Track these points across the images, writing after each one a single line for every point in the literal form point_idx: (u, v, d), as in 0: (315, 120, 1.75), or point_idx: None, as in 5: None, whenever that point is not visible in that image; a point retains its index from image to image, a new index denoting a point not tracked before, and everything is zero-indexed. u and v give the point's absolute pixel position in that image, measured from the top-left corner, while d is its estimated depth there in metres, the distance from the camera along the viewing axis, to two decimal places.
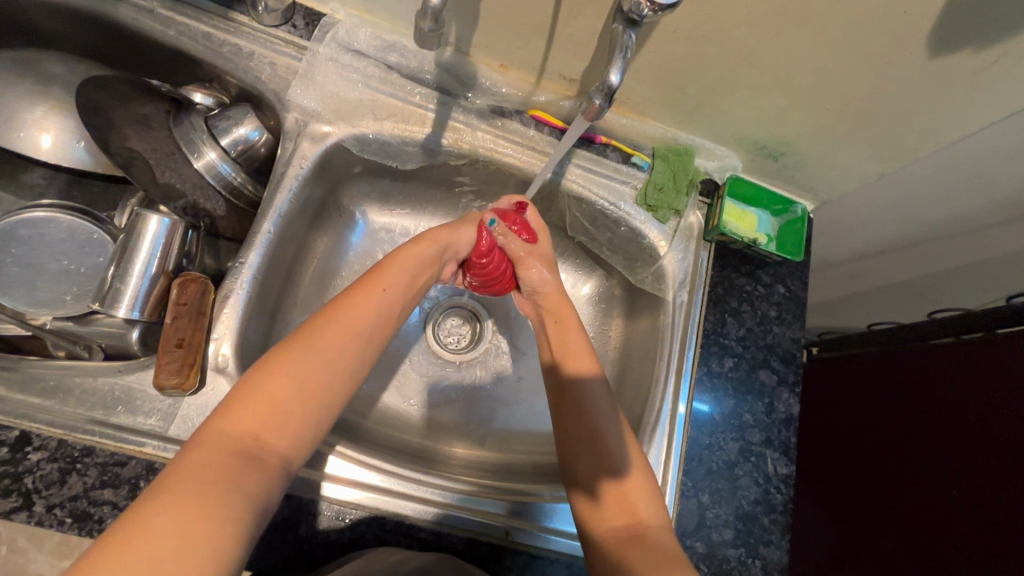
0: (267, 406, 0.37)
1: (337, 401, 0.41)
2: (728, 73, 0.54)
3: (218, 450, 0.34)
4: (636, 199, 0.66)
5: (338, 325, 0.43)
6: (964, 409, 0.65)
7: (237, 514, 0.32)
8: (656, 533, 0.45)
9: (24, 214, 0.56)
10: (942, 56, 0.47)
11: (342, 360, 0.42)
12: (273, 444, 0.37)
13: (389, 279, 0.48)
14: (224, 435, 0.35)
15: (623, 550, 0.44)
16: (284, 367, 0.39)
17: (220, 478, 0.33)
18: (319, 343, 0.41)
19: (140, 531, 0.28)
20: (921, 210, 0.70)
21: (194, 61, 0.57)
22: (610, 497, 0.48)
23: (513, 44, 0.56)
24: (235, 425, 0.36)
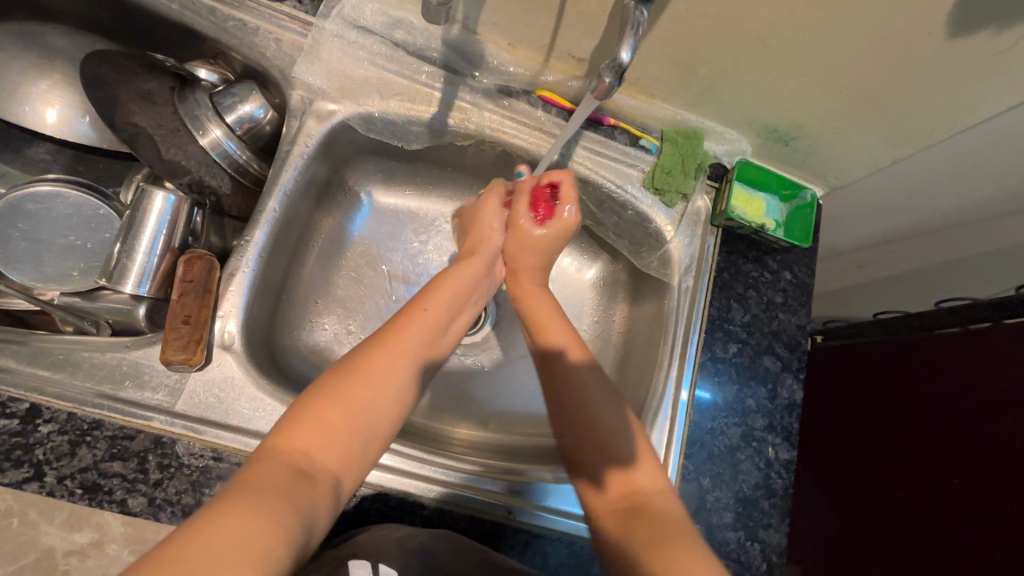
0: (318, 426, 0.40)
1: (385, 422, 0.43)
2: (740, 54, 0.53)
3: (274, 467, 0.37)
4: (643, 182, 0.65)
5: (383, 353, 0.46)
6: (971, 399, 0.65)
7: (292, 523, 0.33)
8: (658, 500, 0.45)
9: (30, 187, 0.55)
10: (961, 36, 0.46)
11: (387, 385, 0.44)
12: (324, 463, 0.39)
13: (429, 306, 0.51)
14: (280, 454, 0.38)
15: (625, 523, 0.44)
16: (332, 391, 0.42)
17: (279, 490, 0.35)
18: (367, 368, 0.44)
19: (196, 526, 0.30)
20: (932, 197, 0.69)
21: (199, 36, 0.57)
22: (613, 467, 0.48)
23: (521, 22, 0.55)
24: (288, 443, 0.38)
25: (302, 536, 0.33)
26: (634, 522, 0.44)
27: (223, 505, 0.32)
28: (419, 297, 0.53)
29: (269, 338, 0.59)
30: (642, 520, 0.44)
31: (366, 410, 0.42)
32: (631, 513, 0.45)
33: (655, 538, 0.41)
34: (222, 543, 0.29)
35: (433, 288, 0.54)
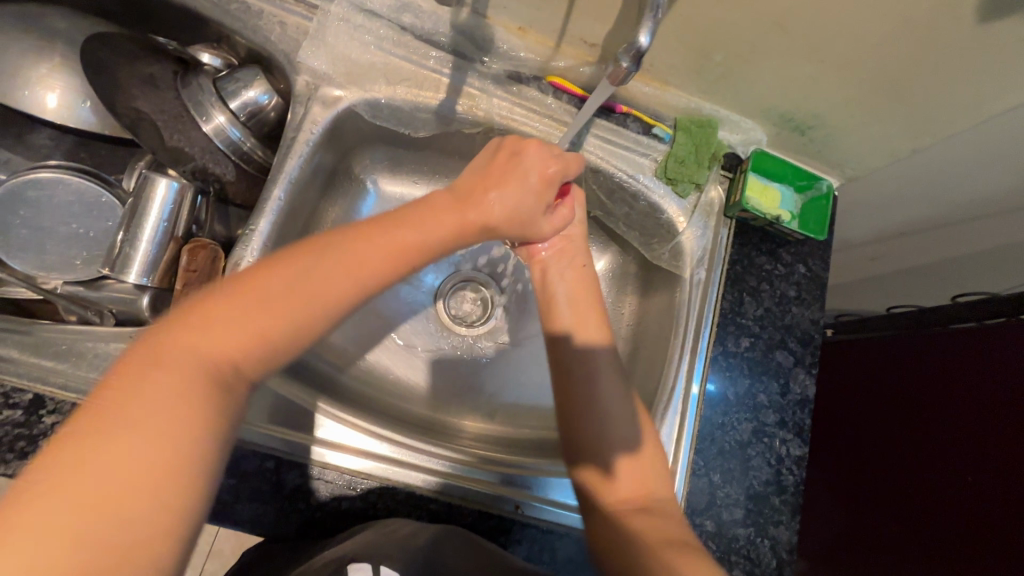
0: (231, 339, 0.35)
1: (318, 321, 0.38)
2: (759, 39, 0.51)
3: (185, 366, 0.32)
4: (656, 172, 0.64)
5: (344, 257, 0.38)
6: (986, 395, 0.64)
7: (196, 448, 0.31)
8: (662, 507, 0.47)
9: (31, 174, 0.54)
10: (990, 22, 0.44)
11: (341, 297, 0.38)
12: (235, 371, 0.34)
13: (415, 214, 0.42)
14: (195, 348, 0.33)
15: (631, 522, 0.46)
16: (272, 292, 0.36)
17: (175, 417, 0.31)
18: (319, 273, 0.37)
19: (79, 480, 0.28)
20: (952, 189, 0.68)
21: (202, 19, 0.56)
22: (625, 467, 0.49)
23: (532, 5, 0.53)
24: (207, 338, 0.34)
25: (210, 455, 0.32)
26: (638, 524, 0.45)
27: (119, 418, 0.29)
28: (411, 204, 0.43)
29: None
30: (647, 525, 0.45)
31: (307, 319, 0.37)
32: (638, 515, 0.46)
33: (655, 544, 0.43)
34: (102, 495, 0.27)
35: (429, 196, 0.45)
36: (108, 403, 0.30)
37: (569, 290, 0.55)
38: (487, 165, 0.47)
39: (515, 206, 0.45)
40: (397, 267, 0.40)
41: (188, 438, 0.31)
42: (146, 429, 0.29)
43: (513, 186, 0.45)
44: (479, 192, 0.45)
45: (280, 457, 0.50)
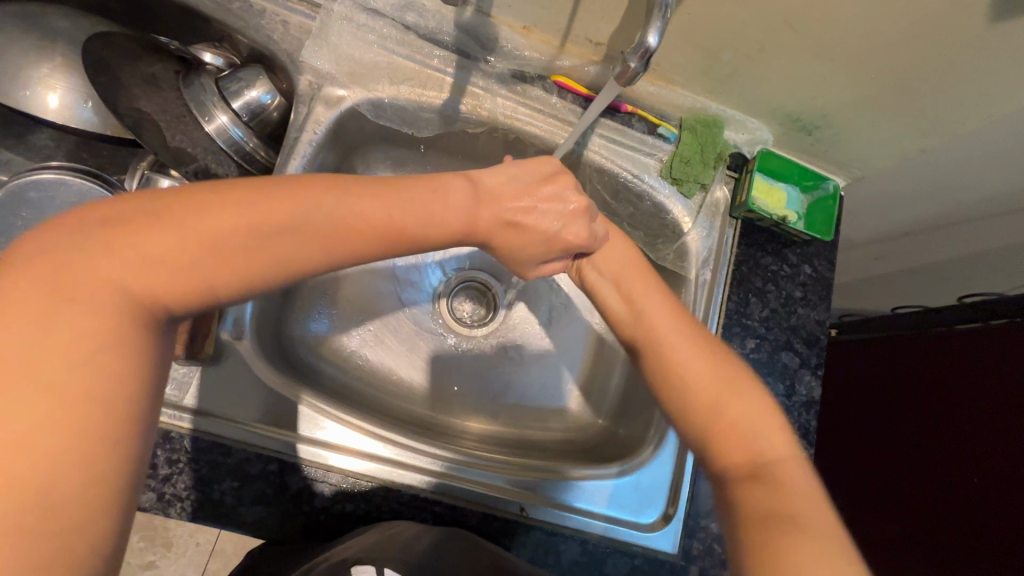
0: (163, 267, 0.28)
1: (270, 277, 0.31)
2: (767, 38, 0.50)
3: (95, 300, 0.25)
4: (661, 172, 0.63)
5: (306, 195, 0.32)
6: (994, 396, 0.63)
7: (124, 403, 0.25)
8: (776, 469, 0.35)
9: (34, 175, 0.54)
10: (1003, 22, 0.44)
11: (301, 242, 0.32)
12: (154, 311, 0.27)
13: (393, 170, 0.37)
14: (102, 277, 0.26)
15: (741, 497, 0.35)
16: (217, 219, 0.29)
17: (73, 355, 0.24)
18: (274, 208, 0.31)
19: None
20: (960, 189, 0.67)
21: (204, 18, 0.55)
22: (722, 434, 0.38)
23: (537, 4, 0.53)
24: (126, 268, 0.27)
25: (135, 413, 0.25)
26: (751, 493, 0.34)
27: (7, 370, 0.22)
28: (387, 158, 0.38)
29: (275, 331, 0.58)
30: (760, 497, 0.34)
31: (255, 261, 0.30)
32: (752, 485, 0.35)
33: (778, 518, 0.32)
34: None
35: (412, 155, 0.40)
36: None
37: (613, 277, 0.50)
38: (526, 188, 0.46)
39: (519, 245, 0.46)
40: (371, 220, 0.34)
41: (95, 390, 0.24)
42: (52, 383, 0.23)
43: (524, 232, 0.46)
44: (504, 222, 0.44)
45: (283, 459, 0.49)
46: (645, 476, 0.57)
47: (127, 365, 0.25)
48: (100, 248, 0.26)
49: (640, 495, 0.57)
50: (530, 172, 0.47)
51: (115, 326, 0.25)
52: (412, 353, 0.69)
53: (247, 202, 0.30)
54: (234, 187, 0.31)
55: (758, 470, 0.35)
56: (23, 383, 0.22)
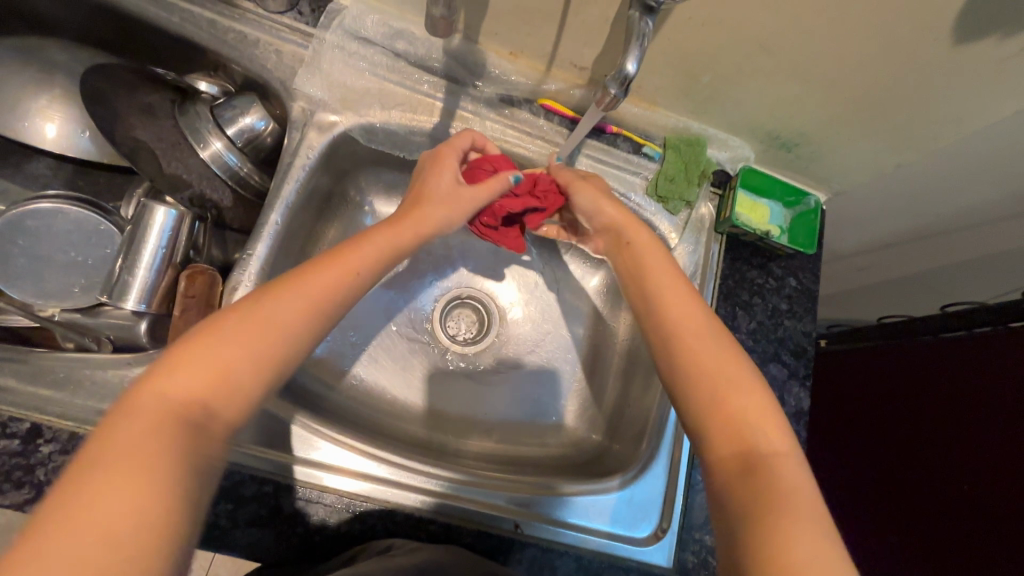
0: (213, 363, 0.33)
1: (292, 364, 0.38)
2: (744, 61, 0.52)
3: (166, 411, 0.30)
4: (647, 190, 0.65)
5: (300, 291, 0.39)
6: (977, 404, 0.64)
7: (190, 482, 0.29)
8: (775, 462, 0.36)
9: (30, 205, 0.55)
10: (967, 43, 0.46)
11: (305, 333, 0.38)
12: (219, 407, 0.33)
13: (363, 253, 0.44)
14: (164, 394, 0.31)
15: (737, 487, 0.35)
16: (243, 332, 0.35)
17: (156, 440, 0.29)
18: (279, 309, 0.37)
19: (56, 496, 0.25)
20: (937, 201, 0.69)
21: (199, 48, 0.57)
22: (716, 421, 0.39)
23: (523, 31, 0.55)
24: (187, 385, 0.32)
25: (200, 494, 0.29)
26: (745, 487, 0.35)
27: (102, 457, 0.27)
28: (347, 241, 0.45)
29: None
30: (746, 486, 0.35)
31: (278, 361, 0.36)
32: (743, 478, 0.35)
33: (767, 498, 0.33)
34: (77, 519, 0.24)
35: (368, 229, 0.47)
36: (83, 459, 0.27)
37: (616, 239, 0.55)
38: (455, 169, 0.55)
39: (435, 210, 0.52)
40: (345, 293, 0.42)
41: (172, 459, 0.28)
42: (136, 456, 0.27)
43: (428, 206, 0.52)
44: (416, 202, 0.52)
45: (278, 481, 0.50)
46: (643, 491, 0.58)
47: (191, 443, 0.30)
48: (161, 366, 0.32)
49: (639, 511, 0.57)
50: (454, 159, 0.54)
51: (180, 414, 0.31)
52: (407, 372, 0.69)
53: (267, 300, 0.37)
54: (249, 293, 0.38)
55: (747, 463, 0.36)
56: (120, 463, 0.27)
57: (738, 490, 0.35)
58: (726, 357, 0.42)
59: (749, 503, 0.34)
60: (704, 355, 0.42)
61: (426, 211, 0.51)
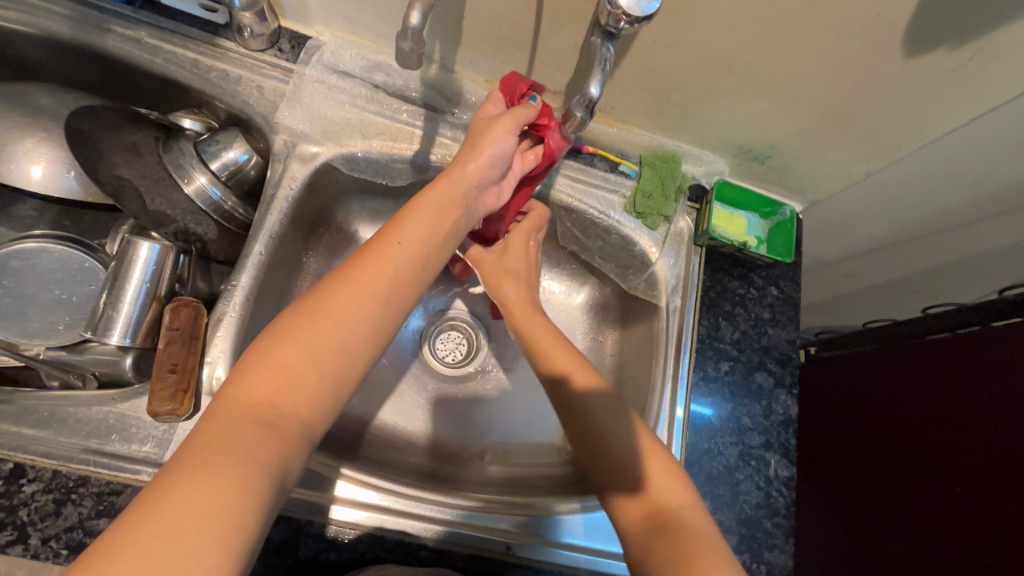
0: (280, 372, 0.37)
1: (354, 366, 0.40)
2: (710, 79, 0.54)
3: (237, 421, 0.34)
4: (625, 207, 0.66)
5: (348, 288, 0.41)
6: (961, 404, 0.65)
7: (265, 483, 0.32)
8: (678, 516, 0.43)
9: (17, 245, 0.56)
10: (919, 55, 0.48)
11: (358, 324, 0.40)
12: (288, 411, 0.36)
13: (405, 233, 0.45)
14: (240, 403, 0.35)
15: (651, 543, 0.42)
16: (300, 337, 0.38)
17: (237, 447, 0.33)
18: (328, 309, 0.39)
19: (164, 490, 0.29)
20: (909, 207, 0.71)
21: (183, 88, 0.58)
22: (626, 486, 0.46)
23: (496, 59, 0.57)
24: (258, 392, 0.36)
25: (270, 495, 0.32)
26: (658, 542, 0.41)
27: (194, 458, 0.31)
28: (391, 224, 0.46)
29: None
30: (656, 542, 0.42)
31: (338, 361, 0.38)
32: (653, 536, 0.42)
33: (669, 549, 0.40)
34: (181, 511, 0.28)
35: (415, 203, 0.47)
36: (172, 465, 0.31)
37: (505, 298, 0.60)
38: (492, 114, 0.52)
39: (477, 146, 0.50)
40: (393, 292, 0.42)
41: (246, 463, 0.32)
42: (218, 460, 0.31)
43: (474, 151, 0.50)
44: (460, 162, 0.50)
45: None
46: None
47: (269, 446, 0.34)
48: (238, 377, 0.36)
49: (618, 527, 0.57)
50: (495, 105, 0.53)
51: (255, 422, 0.34)
52: (394, 398, 0.69)
53: (320, 305, 0.40)
54: (303, 303, 0.40)
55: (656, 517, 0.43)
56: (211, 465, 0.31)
57: (651, 546, 0.42)
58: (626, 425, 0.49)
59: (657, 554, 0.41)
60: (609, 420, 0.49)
61: (457, 168, 0.50)
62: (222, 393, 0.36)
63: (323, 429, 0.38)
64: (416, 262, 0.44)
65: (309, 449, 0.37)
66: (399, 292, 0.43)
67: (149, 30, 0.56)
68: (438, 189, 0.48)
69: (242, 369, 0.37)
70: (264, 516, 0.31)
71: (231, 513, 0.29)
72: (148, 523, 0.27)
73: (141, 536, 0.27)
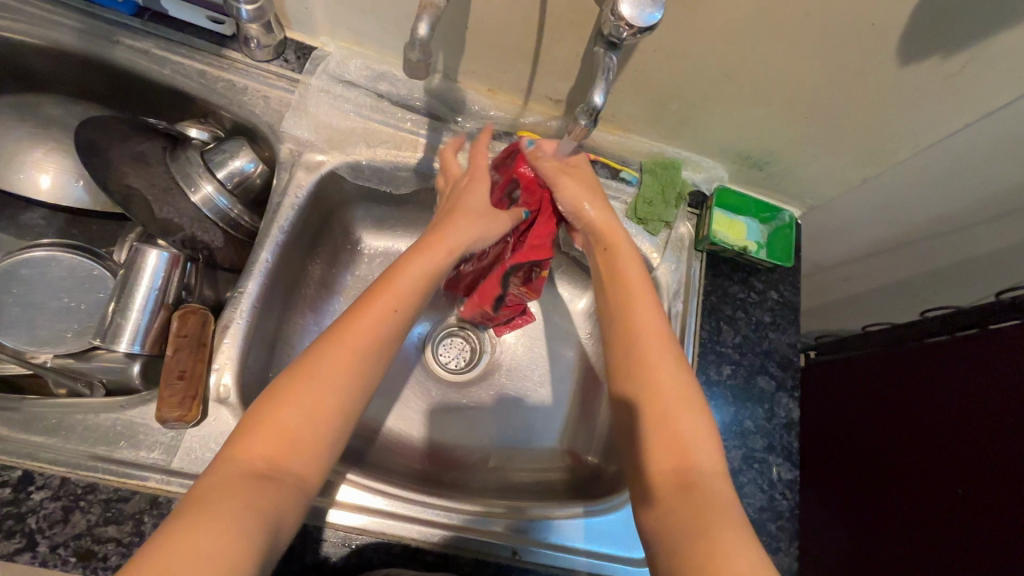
0: (277, 433, 0.38)
1: (345, 422, 0.41)
2: (709, 88, 0.55)
3: (235, 477, 0.35)
4: (627, 213, 0.67)
5: (339, 345, 0.41)
6: (958, 404, 0.66)
7: (260, 525, 0.33)
8: (708, 480, 0.41)
9: (24, 254, 0.57)
10: (912, 63, 0.49)
11: (353, 379, 0.41)
12: (286, 468, 0.37)
13: (397, 291, 0.45)
14: (240, 457, 0.36)
15: (675, 506, 0.40)
16: (293, 394, 0.39)
17: (237, 499, 0.34)
18: (324, 370, 0.40)
19: (170, 537, 0.30)
20: (906, 212, 0.72)
21: (190, 98, 0.59)
22: (658, 444, 0.43)
23: (499, 69, 0.58)
24: (256, 451, 0.37)
25: (266, 545, 0.33)
26: (682, 506, 0.40)
27: (196, 508, 0.32)
28: (381, 279, 0.46)
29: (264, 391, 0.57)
30: (683, 506, 0.40)
31: (331, 418, 0.39)
32: (676, 496, 0.40)
33: (698, 517, 0.38)
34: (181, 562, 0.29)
35: (402, 259, 0.48)
36: (176, 513, 0.32)
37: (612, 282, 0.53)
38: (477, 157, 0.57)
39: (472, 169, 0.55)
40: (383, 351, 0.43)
41: (245, 515, 0.33)
42: (217, 514, 0.32)
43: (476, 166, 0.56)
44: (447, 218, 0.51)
45: None
46: (613, 515, 0.57)
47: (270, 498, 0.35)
48: (236, 438, 0.38)
49: (620, 531, 0.57)
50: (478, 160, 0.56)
51: (253, 477, 0.35)
52: (399, 404, 0.70)
53: (319, 367, 0.40)
54: (299, 363, 0.41)
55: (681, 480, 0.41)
56: (213, 516, 0.32)
57: (672, 505, 0.40)
58: (675, 378, 0.46)
59: (678, 524, 0.39)
60: (675, 397, 0.45)
61: (447, 219, 0.51)
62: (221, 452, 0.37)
63: (319, 478, 0.39)
64: (407, 321, 0.45)
65: (308, 484, 0.38)
66: (386, 350, 0.43)
67: (156, 41, 0.57)
68: (426, 246, 0.49)
69: (239, 429, 0.38)
70: (258, 568, 0.32)
71: (232, 562, 0.30)
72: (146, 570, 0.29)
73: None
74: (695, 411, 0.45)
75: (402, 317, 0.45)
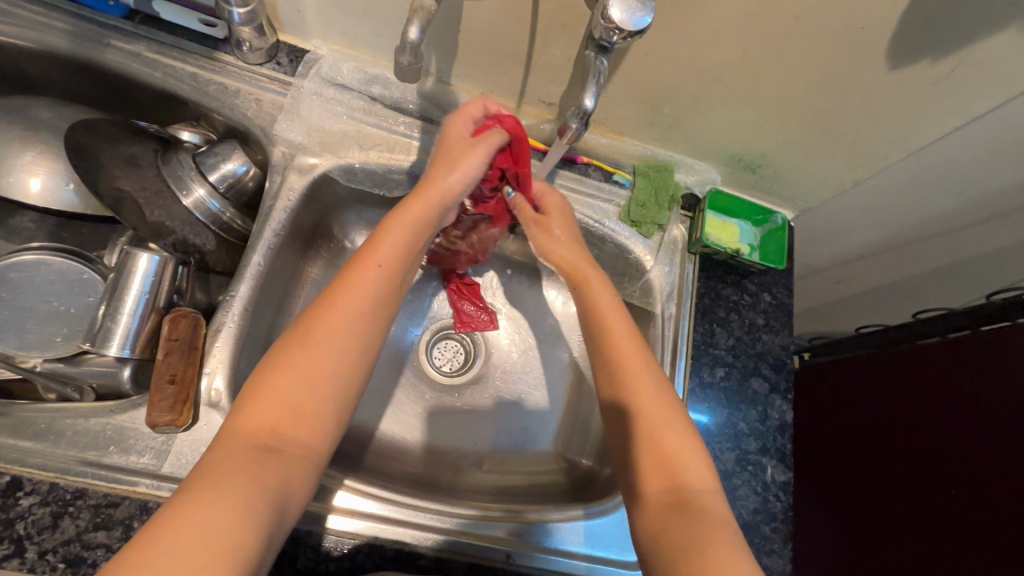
0: (278, 402, 0.39)
1: (346, 387, 0.42)
2: (701, 91, 0.56)
3: (237, 448, 0.36)
4: (620, 216, 0.67)
5: (331, 315, 0.42)
6: (952, 404, 0.66)
7: (265, 502, 0.34)
8: (699, 496, 0.41)
9: (16, 257, 0.57)
10: (901, 67, 0.49)
11: (347, 343, 0.42)
12: (290, 437, 0.38)
13: (384, 256, 0.46)
14: (243, 431, 0.37)
15: (668, 521, 0.40)
16: (291, 365, 0.40)
17: (242, 471, 0.34)
18: (319, 335, 0.41)
19: (178, 509, 0.31)
20: (897, 215, 0.72)
21: (182, 101, 0.58)
22: (649, 460, 0.44)
23: (491, 72, 0.58)
24: (259, 422, 0.38)
25: (273, 518, 0.34)
26: (678, 523, 0.40)
27: (202, 481, 0.33)
28: (366, 246, 0.47)
29: None
30: (675, 522, 0.40)
31: (330, 383, 0.40)
32: (670, 512, 0.41)
33: (693, 530, 0.39)
34: (189, 534, 0.30)
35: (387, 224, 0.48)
36: (185, 486, 0.33)
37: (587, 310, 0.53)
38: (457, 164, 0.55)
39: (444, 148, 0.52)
40: (375, 317, 0.44)
41: (248, 484, 0.34)
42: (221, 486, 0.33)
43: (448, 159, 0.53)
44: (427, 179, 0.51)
45: None
46: (613, 517, 0.57)
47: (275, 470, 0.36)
48: (239, 409, 0.39)
49: (615, 534, 0.57)
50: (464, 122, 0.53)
51: (256, 448, 0.36)
52: (393, 407, 0.70)
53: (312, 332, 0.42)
54: (292, 332, 0.42)
55: (672, 496, 0.42)
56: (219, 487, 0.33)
57: (667, 522, 0.40)
58: (660, 394, 0.47)
59: (671, 545, 0.39)
60: (660, 411, 0.46)
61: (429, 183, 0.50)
62: (224, 428, 0.38)
63: (326, 452, 0.40)
64: (394, 286, 0.46)
65: (310, 471, 0.39)
66: (378, 313, 0.45)
67: (147, 44, 0.57)
68: (410, 210, 0.49)
69: (239, 403, 0.39)
70: (266, 539, 0.33)
71: (239, 528, 0.31)
72: (154, 543, 0.29)
73: (144, 561, 0.28)
74: (680, 422, 0.46)
75: (389, 283, 0.46)
